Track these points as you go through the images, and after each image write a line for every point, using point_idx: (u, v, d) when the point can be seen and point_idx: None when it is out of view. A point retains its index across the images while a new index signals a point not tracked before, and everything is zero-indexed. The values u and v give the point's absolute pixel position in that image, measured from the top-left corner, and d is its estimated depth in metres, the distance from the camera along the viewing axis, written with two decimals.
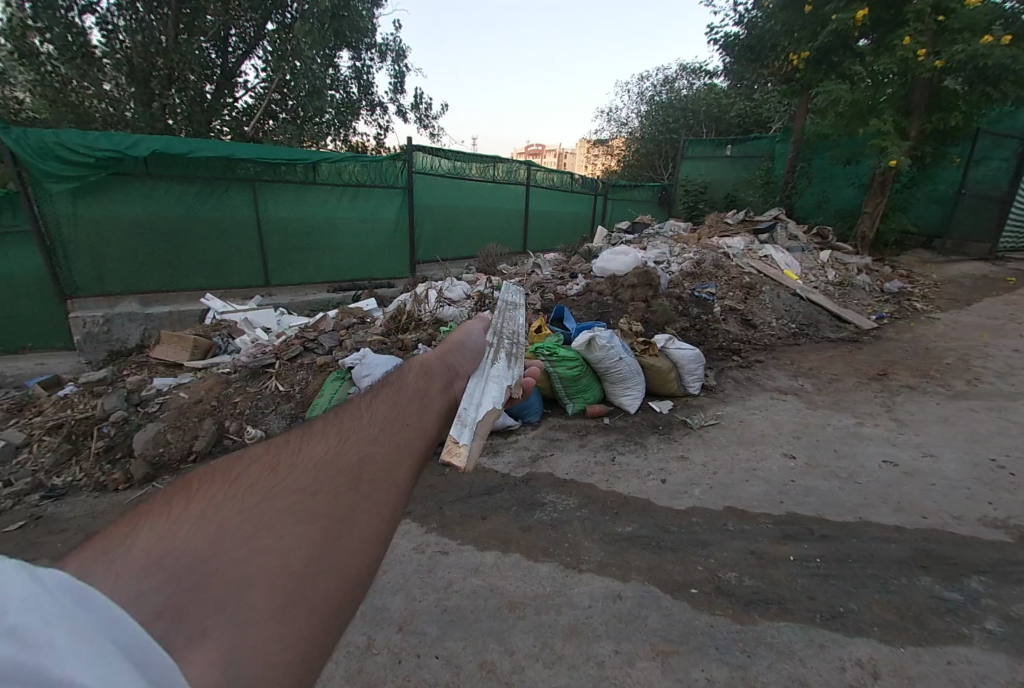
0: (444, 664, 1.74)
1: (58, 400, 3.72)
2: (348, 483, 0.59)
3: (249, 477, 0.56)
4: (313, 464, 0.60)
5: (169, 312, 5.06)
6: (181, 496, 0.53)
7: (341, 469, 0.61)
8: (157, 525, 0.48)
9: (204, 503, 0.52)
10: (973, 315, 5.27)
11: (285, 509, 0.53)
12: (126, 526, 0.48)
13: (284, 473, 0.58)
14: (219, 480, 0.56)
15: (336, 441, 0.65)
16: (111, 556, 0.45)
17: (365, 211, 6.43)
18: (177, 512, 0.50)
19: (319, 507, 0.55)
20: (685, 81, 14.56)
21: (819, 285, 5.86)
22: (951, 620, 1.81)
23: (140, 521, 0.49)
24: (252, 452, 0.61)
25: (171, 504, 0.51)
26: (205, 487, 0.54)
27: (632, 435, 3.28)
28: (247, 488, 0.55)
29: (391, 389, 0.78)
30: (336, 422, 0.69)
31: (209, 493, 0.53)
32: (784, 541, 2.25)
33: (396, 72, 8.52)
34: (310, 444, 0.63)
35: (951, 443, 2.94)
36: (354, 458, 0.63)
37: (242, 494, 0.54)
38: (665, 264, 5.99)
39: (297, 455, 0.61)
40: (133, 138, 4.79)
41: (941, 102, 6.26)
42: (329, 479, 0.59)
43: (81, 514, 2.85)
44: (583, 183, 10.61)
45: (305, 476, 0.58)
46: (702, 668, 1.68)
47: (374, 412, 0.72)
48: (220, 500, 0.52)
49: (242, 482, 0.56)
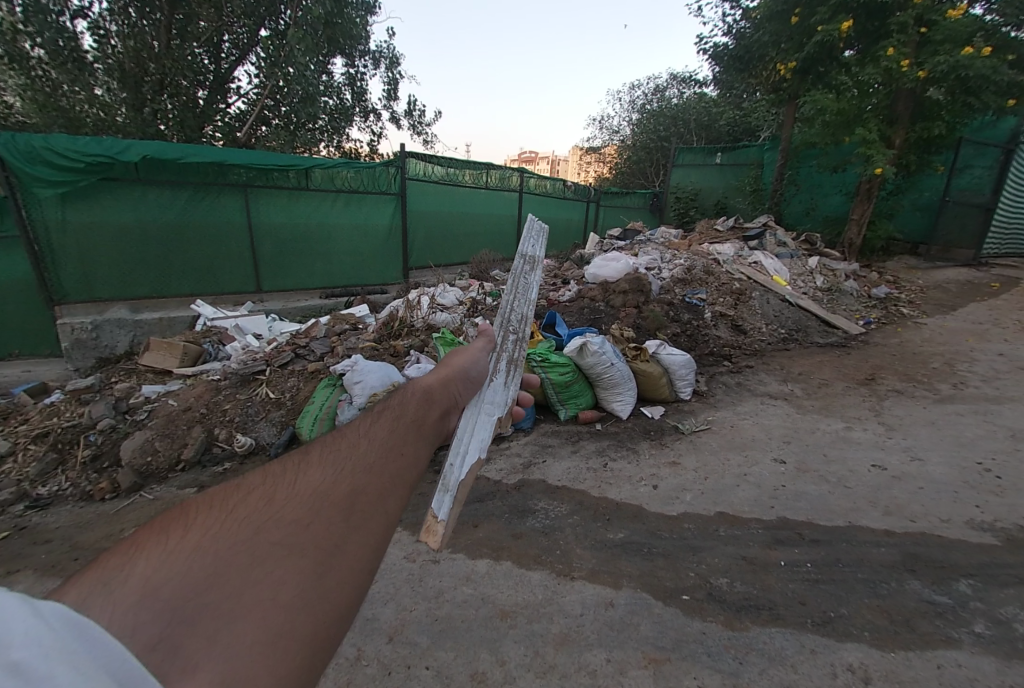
0: (435, 675, 1.73)
1: (44, 408, 3.67)
2: (343, 512, 0.58)
3: (244, 505, 0.56)
4: (308, 491, 0.58)
5: (159, 318, 5.01)
6: (179, 524, 0.52)
7: (335, 496, 0.59)
8: (153, 555, 0.48)
9: (198, 532, 0.51)
10: (959, 320, 5.34)
11: (277, 541, 0.52)
12: (124, 552, 0.48)
13: (279, 503, 0.56)
14: (215, 509, 0.55)
15: (332, 468, 0.63)
16: (108, 585, 0.44)
17: (357, 217, 6.42)
18: (173, 542, 0.50)
19: (311, 537, 0.54)
20: (676, 89, 14.75)
21: (808, 291, 5.92)
22: (940, 623, 1.82)
23: (138, 550, 0.48)
24: (249, 482, 0.60)
25: (167, 532, 0.51)
26: (201, 514, 0.54)
27: (624, 441, 3.28)
28: (241, 517, 0.54)
29: (392, 404, 0.75)
30: (332, 443, 0.67)
31: (203, 522, 0.53)
32: (774, 546, 2.26)
33: (389, 79, 8.56)
34: (306, 472, 0.62)
35: (938, 447, 2.97)
36: (350, 483, 0.61)
37: (237, 524, 0.53)
38: (656, 270, 6.04)
39: (293, 484, 0.60)
40: (124, 142, 4.76)
41: (925, 112, 6.38)
42: (322, 507, 0.57)
43: (66, 524, 2.80)
44: (576, 190, 10.69)
45: (298, 504, 0.57)
46: (693, 676, 1.68)
47: (373, 431, 0.69)
48: (215, 530, 0.52)
49: (238, 511, 0.55)
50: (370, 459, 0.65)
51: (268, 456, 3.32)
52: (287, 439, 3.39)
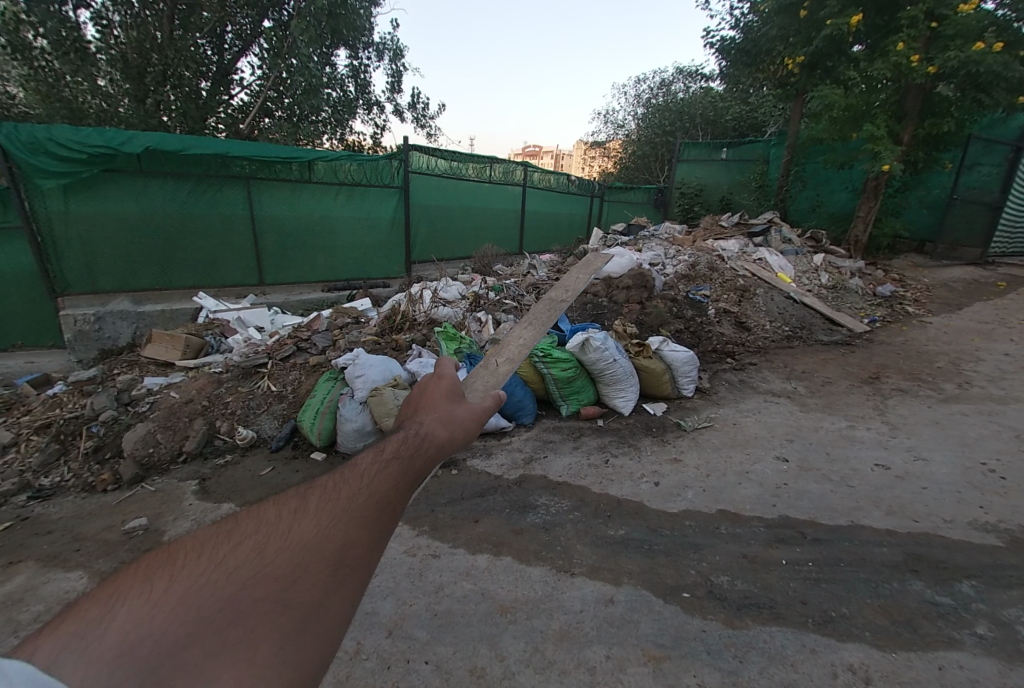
0: (434, 669, 1.73)
1: (47, 399, 3.67)
2: (332, 566, 0.56)
3: (233, 551, 0.55)
4: (298, 541, 0.57)
5: (162, 310, 5.02)
6: (168, 569, 0.53)
7: (323, 549, 0.57)
8: (135, 606, 0.49)
9: (182, 579, 0.51)
10: (964, 319, 5.31)
11: (260, 598, 0.52)
12: (110, 601, 0.49)
13: (268, 554, 0.55)
14: (205, 554, 0.55)
15: (325, 516, 0.60)
16: (87, 640, 0.46)
17: (360, 209, 6.40)
18: (158, 591, 0.50)
19: (294, 594, 0.53)
20: (682, 83, 14.63)
21: (813, 289, 5.89)
22: (943, 624, 1.82)
23: (122, 600, 0.49)
24: (243, 523, 0.59)
25: (156, 577, 0.52)
26: (189, 560, 0.54)
27: (626, 437, 3.27)
28: (227, 566, 0.54)
29: (397, 440, 0.72)
30: (332, 479, 0.64)
31: (191, 569, 0.53)
32: (776, 545, 2.25)
33: (393, 71, 8.49)
34: (300, 517, 0.60)
35: (942, 447, 2.95)
36: (341, 536, 0.58)
37: (225, 574, 0.53)
38: (660, 266, 6.01)
39: (283, 531, 0.58)
40: (126, 133, 4.74)
41: (933, 108, 6.32)
42: (309, 560, 0.55)
43: (68, 515, 2.81)
44: (580, 185, 10.63)
45: (286, 554, 0.55)
46: (693, 674, 1.67)
47: (375, 471, 0.66)
48: (201, 579, 0.52)
49: (227, 560, 0.54)
50: (367, 503, 0.62)
51: (269, 449, 3.32)
52: (288, 432, 3.39)
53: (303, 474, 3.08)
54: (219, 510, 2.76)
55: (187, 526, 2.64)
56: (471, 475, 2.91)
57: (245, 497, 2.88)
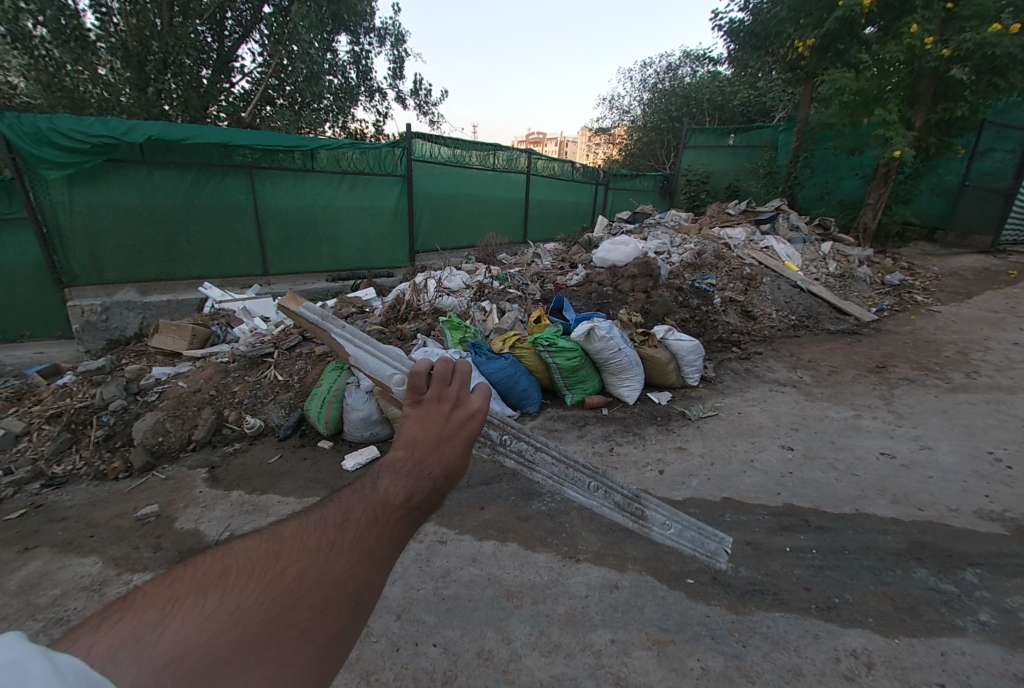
0: (442, 652, 1.77)
1: (57, 390, 3.71)
2: (352, 603, 0.58)
3: (276, 575, 0.55)
4: (331, 573, 0.57)
5: (168, 300, 5.04)
6: (219, 582, 0.53)
7: (351, 585, 0.58)
8: (188, 615, 0.49)
9: (230, 596, 0.52)
10: (973, 308, 5.26)
11: (293, 625, 0.53)
12: (163, 607, 0.49)
13: (307, 583, 0.55)
14: (250, 571, 0.55)
15: (354, 550, 0.60)
16: (140, 645, 0.45)
17: (363, 198, 6.36)
18: (208, 606, 0.50)
19: (319, 625, 0.55)
20: (689, 68, 14.31)
21: (820, 277, 5.84)
22: (946, 611, 1.83)
23: (179, 607, 0.49)
24: (283, 540, 0.58)
25: (207, 587, 0.52)
26: (239, 575, 0.54)
27: (631, 426, 3.28)
28: (270, 589, 0.53)
29: (428, 482, 0.68)
30: (367, 513, 0.63)
31: (237, 586, 0.53)
32: (780, 532, 2.27)
33: (395, 57, 8.38)
34: (336, 545, 0.59)
35: (948, 437, 2.95)
36: (366, 573, 0.60)
37: (266, 594, 0.53)
38: (666, 255, 5.97)
39: (321, 556, 0.58)
40: (128, 123, 4.72)
41: (947, 92, 6.20)
42: (337, 597, 0.57)
43: (82, 502, 2.86)
44: (584, 172, 10.52)
45: (320, 586, 0.56)
46: (697, 657, 1.70)
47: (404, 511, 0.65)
48: (247, 600, 0.52)
49: (269, 577, 0.54)
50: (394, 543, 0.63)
51: (277, 437, 3.36)
52: (296, 421, 3.43)
53: (310, 461, 3.11)
54: (229, 497, 2.81)
55: (198, 513, 2.68)
56: (476, 463, 2.94)
57: (254, 485, 2.92)
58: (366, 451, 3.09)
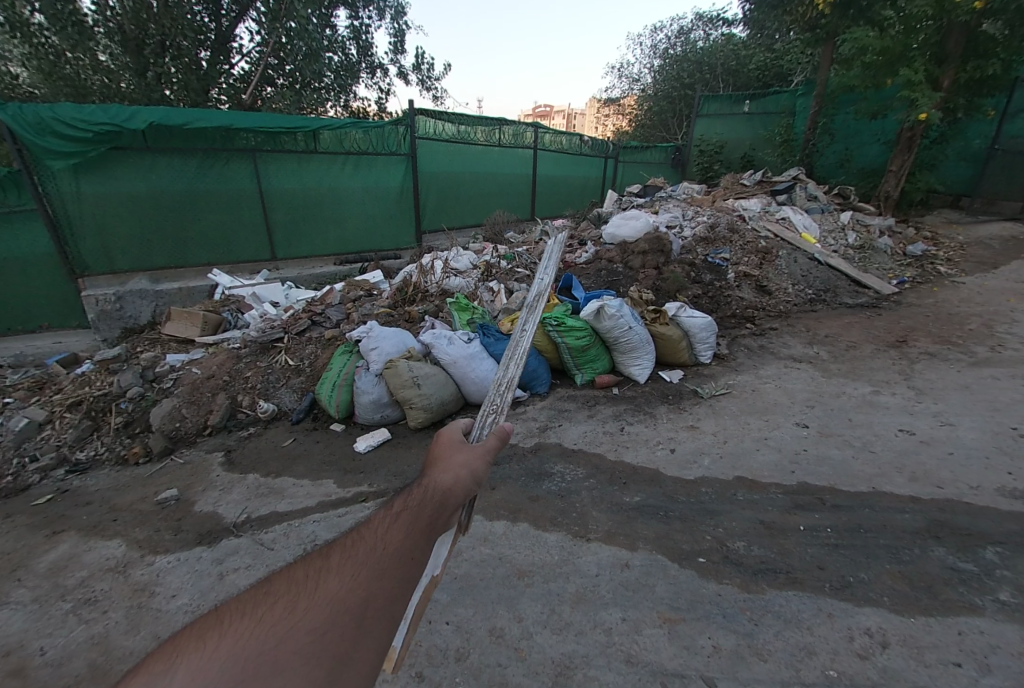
0: (455, 630, 1.79)
1: (76, 378, 3.77)
2: (357, 613, 0.65)
3: (269, 611, 0.64)
4: (325, 597, 0.65)
5: (179, 288, 5.09)
6: (217, 628, 0.61)
7: (348, 604, 0.65)
8: (192, 661, 0.57)
9: (228, 639, 0.60)
10: (1000, 278, 5.07)
11: (295, 652, 0.59)
12: (169, 658, 0.57)
13: (301, 612, 0.63)
14: (244, 614, 0.63)
15: (344, 575, 0.68)
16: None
17: (368, 178, 6.26)
18: (209, 649, 0.58)
19: (323, 645, 0.61)
20: (701, 31, 13.59)
21: (838, 249, 5.66)
22: (964, 591, 1.80)
23: (181, 658, 0.57)
24: (274, 586, 0.67)
25: (207, 636, 0.60)
26: (235, 620, 0.62)
27: (641, 405, 3.25)
28: (265, 625, 0.62)
29: (414, 490, 0.83)
30: (349, 539, 0.73)
31: (234, 627, 0.61)
32: (794, 511, 2.24)
33: (396, 30, 8.12)
34: (327, 576, 0.68)
35: (971, 413, 2.86)
36: (362, 591, 0.67)
37: (262, 629, 0.61)
38: (677, 229, 5.81)
39: (316, 588, 0.67)
40: (129, 110, 4.65)
41: (976, 49, 5.90)
42: (335, 615, 0.64)
43: (105, 486, 2.94)
44: (593, 145, 10.25)
45: (314, 612, 0.63)
46: (708, 636, 1.70)
47: (386, 524, 0.76)
48: (244, 638, 0.60)
49: (265, 617, 0.63)
50: (383, 556, 0.71)
51: (290, 421, 3.40)
52: (308, 404, 3.47)
53: (323, 444, 3.15)
54: (245, 480, 2.86)
55: (216, 496, 2.74)
56: None
57: (270, 467, 2.97)
58: (377, 432, 3.12)
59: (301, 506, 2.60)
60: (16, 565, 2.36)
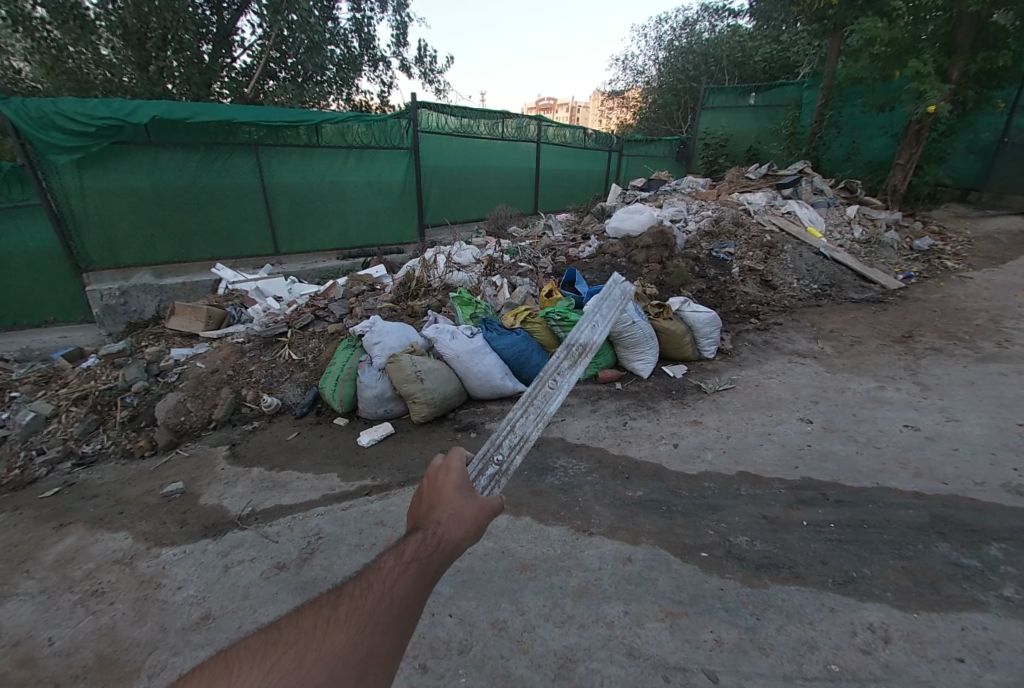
0: (458, 622, 1.80)
1: (82, 373, 3.79)
2: (358, 675, 0.63)
3: (277, 659, 0.61)
4: (332, 651, 0.63)
5: (182, 282, 5.10)
6: (223, 677, 0.58)
7: (354, 661, 0.63)
8: None
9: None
10: (1008, 273, 5.02)
11: None
12: None
13: (308, 665, 0.61)
14: (252, 660, 0.61)
15: (351, 628, 0.66)
16: None
17: (370, 172, 6.24)
18: None
19: None
20: (707, 22, 13.46)
21: (844, 243, 5.61)
22: (968, 587, 1.79)
23: None
24: (280, 631, 0.64)
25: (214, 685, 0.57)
26: (242, 667, 0.60)
27: (644, 400, 3.24)
28: (272, 676, 0.59)
29: (423, 537, 0.79)
30: (358, 586, 0.71)
31: (242, 674, 0.59)
32: (797, 506, 2.23)
33: (398, 23, 8.07)
34: (335, 627, 0.65)
35: (976, 409, 2.84)
36: (366, 647, 0.65)
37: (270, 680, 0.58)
38: (681, 223, 5.78)
39: (324, 639, 0.64)
40: (132, 104, 4.64)
41: (986, 40, 5.81)
42: (342, 671, 0.62)
43: (111, 479, 2.96)
44: (597, 139, 10.19)
45: (320, 667, 0.61)
46: (710, 629, 1.71)
47: (396, 573, 0.73)
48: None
49: (273, 667, 0.60)
50: (390, 609, 0.69)
51: (294, 415, 3.41)
52: (312, 399, 3.48)
53: (327, 438, 3.16)
54: (250, 474, 2.87)
55: (221, 489, 2.76)
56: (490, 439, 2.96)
57: (274, 461, 2.99)
58: (381, 427, 3.13)
59: (306, 499, 2.62)
60: (24, 557, 2.39)
